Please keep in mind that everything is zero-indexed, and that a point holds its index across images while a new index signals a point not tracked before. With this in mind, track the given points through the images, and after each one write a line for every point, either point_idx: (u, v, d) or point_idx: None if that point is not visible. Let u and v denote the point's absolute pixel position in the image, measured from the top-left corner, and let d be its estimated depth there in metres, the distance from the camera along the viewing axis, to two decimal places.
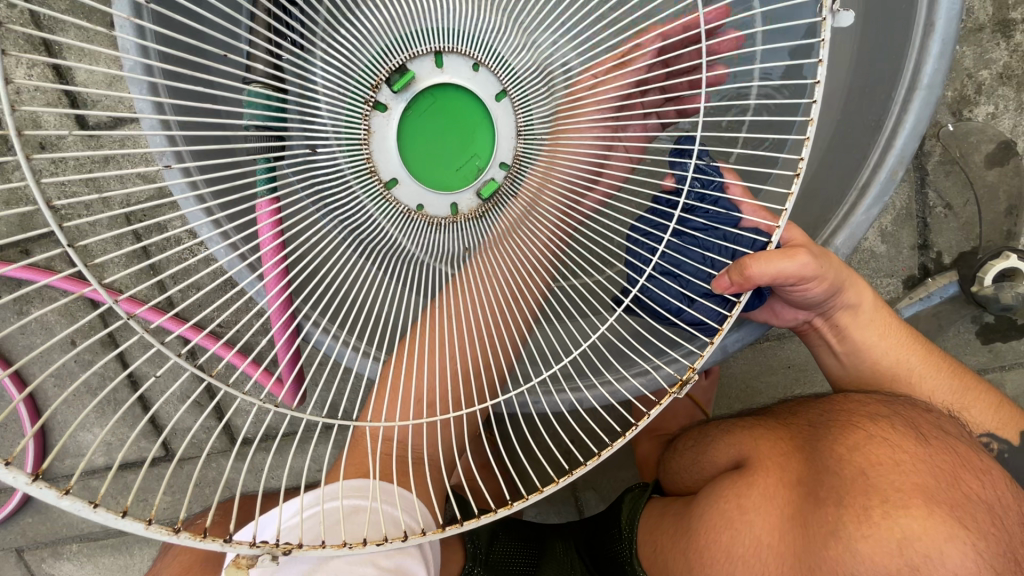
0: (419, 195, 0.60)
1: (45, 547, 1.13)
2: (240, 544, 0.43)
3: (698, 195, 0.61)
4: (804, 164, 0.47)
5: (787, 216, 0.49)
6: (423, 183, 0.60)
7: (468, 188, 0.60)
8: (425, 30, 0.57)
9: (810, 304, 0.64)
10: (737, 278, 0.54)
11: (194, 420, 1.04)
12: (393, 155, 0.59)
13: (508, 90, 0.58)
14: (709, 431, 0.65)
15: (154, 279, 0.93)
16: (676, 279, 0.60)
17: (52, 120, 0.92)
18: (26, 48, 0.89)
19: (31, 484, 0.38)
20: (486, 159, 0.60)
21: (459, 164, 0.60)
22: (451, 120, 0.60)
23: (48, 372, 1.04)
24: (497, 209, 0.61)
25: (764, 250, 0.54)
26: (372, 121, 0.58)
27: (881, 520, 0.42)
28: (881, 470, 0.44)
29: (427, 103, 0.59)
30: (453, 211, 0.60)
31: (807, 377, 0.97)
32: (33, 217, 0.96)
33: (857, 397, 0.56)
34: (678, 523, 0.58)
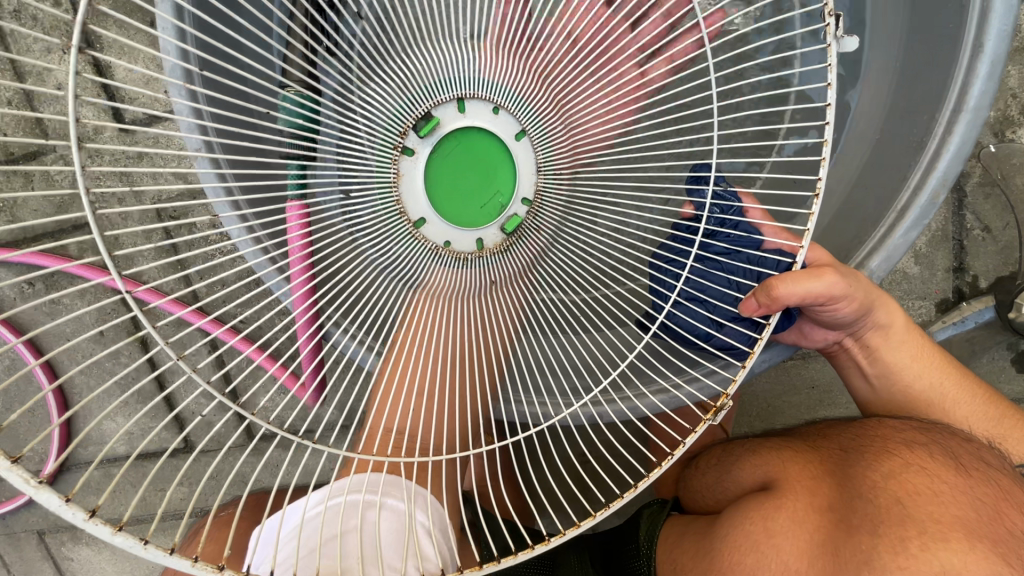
0: (444, 232, 0.57)
1: (65, 531, 1.16)
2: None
3: (717, 221, 0.60)
4: (822, 184, 0.45)
5: (808, 236, 0.47)
6: (449, 219, 0.57)
7: (492, 224, 0.57)
8: (445, 79, 0.55)
9: (840, 324, 0.62)
10: (765, 299, 0.53)
11: (211, 414, 1.06)
12: (419, 195, 0.57)
13: (528, 130, 0.55)
14: (733, 451, 0.65)
15: (180, 274, 0.95)
16: (702, 304, 0.59)
17: (91, 115, 0.94)
18: (68, 45, 0.90)
19: (36, 489, 0.38)
20: (509, 195, 0.57)
21: (484, 200, 0.57)
22: (474, 163, 0.58)
23: (75, 360, 1.07)
24: (521, 243, 0.57)
25: (793, 272, 0.52)
26: (401, 165, 0.56)
27: (920, 553, 0.40)
28: (917, 500, 0.43)
29: (450, 146, 0.57)
30: (479, 246, 0.57)
31: (831, 399, 0.95)
32: (70, 209, 0.99)
33: (886, 422, 0.55)
34: (701, 542, 0.57)
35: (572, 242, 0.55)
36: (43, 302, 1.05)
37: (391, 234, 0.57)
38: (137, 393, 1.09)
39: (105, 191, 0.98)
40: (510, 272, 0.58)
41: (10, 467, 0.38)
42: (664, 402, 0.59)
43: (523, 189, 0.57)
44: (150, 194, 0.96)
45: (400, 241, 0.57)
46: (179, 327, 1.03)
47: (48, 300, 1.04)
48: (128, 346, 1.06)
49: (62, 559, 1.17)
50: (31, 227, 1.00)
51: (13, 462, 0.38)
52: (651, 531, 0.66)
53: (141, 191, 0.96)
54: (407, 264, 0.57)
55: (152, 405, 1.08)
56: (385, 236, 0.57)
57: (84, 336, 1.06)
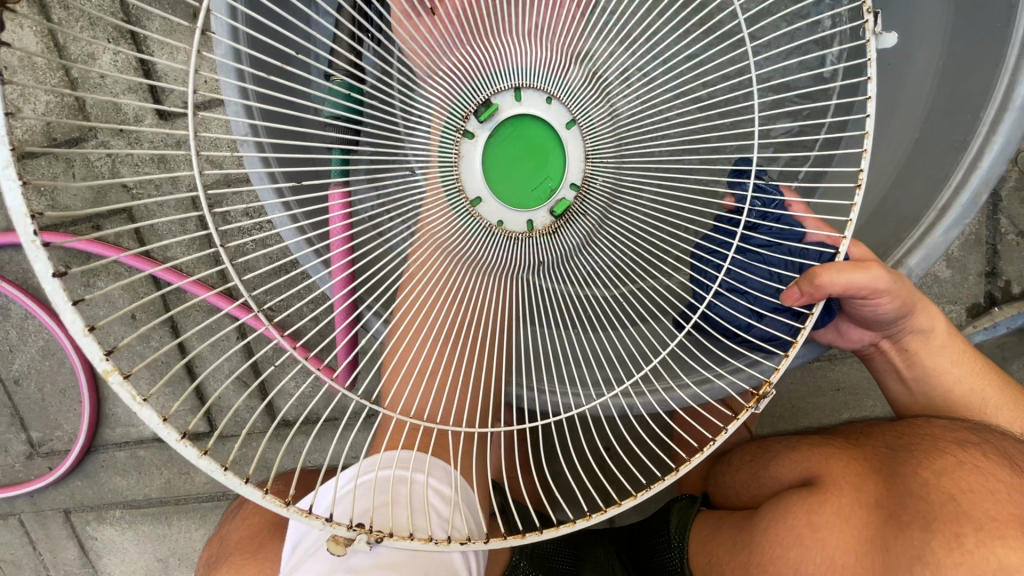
0: (500, 211, 0.58)
1: (91, 511, 1.18)
2: (338, 525, 0.45)
3: (759, 213, 0.61)
4: (864, 176, 0.45)
5: (850, 229, 0.46)
6: (505, 201, 0.58)
7: (541, 207, 0.57)
8: (497, 70, 0.55)
9: (879, 322, 0.62)
10: (807, 288, 0.52)
11: (237, 399, 1.07)
12: (477, 177, 0.57)
13: (579, 118, 0.56)
14: (769, 449, 0.69)
15: (214, 261, 1.00)
16: (743, 295, 0.60)
17: (132, 103, 0.97)
18: (114, 35, 0.94)
19: (137, 403, 0.40)
20: (559, 180, 0.58)
21: (534, 184, 0.58)
22: (528, 151, 0.58)
23: (107, 343, 1.10)
24: (568, 227, 0.58)
25: (835, 265, 0.52)
26: (461, 147, 0.57)
27: (976, 549, 0.43)
28: (972, 498, 0.45)
29: (506, 132, 0.57)
30: (530, 227, 0.58)
31: (856, 401, 0.95)
32: (107, 195, 1.01)
33: (933, 420, 0.58)
34: (738, 534, 0.60)
35: (618, 233, 0.55)
36: (79, 285, 1.07)
37: (445, 216, 0.57)
38: (165, 377, 1.10)
39: (144, 176, 1.00)
40: (555, 258, 0.58)
41: (121, 381, 0.39)
42: (706, 391, 0.60)
43: (573, 174, 0.57)
44: (186, 181, 0.99)
45: (455, 223, 0.57)
46: (210, 312, 1.06)
47: (82, 283, 1.06)
48: (158, 331, 1.08)
49: (87, 537, 1.19)
50: (70, 211, 1.03)
51: (125, 376, 0.39)
52: (682, 524, 0.69)
53: (178, 178, 1.00)
54: (460, 246, 0.57)
55: (180, 389, 1.10)
56: (439, 217, 0.57)
57: (116, 320, 1.09)
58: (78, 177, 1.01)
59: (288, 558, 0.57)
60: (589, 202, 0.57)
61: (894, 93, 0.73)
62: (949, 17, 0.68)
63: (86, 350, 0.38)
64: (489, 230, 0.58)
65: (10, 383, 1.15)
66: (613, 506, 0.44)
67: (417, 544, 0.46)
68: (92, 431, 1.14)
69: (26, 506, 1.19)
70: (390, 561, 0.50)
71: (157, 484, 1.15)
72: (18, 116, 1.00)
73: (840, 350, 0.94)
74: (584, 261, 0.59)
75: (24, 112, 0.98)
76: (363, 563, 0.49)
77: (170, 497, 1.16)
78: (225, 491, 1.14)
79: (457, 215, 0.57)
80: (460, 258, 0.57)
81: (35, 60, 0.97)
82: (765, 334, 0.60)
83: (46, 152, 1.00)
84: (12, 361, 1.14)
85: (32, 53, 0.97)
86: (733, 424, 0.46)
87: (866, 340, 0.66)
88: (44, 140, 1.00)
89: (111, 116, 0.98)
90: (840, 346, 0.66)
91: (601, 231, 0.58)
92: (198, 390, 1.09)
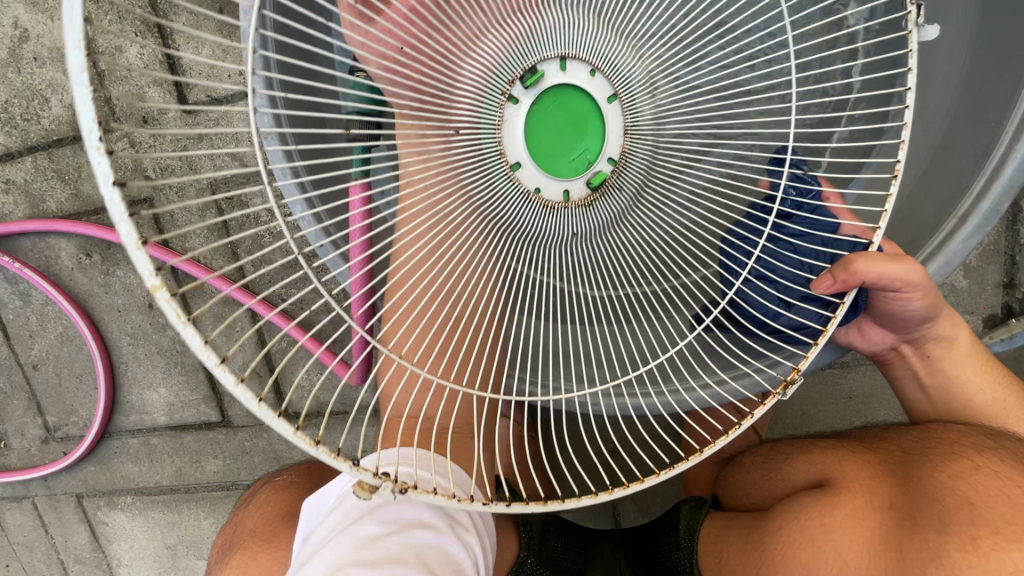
0: (537, 179, 0.55)
1: (103, 496, 1.19)
2: (364, 470, 0.45)
3: (794, 203, 0.61)
4: (901, 165, 0.46)
5: (888, 218, 0.47)
6: (545, 170, 0.55)
7: (579, 178, 0.56)
8: (543, 35, 0.53)
9: (903, 323, 0.62)
10: (841, 275, 0.53)
11: (251, 390, 1.10)
12: (518, 139, 0.55)
13: (621, 93, 0.54)
14: (783, 451, 0.69)
15: (230, 252, 1.03)
16: (773, 284, 0.61)
17: (157, 95, 0.99)
18: (141, 29, 0.96)
19: (180, 320, 0.40)
20: (597, 152, 0.56)
21: (573, 157, 0.56)
22: (569, 122, 0.56)
23: (125, 331, 1.12)
24: (603, 200, 0.56)
25: (868, 254, 0.53)
26: (504, 112, 0.54)
27: (992, 552, 0.44)
28: (988, 501, 0.47)
29: (549, 102, 0.55)
30: (565, 198, 0.56)
31: (868, 410, 0.94)
32: (129, 185, 1.03)
33: (948, 426, 0.58)
34: (750, 535, 0.61)
35: (653, 209, 0.55)
36: (98, 273, 1.09)
37: (485, 182, 0.54)
38: (181, 367, 1.12)
39: (165, 167, 1.02)
40: (590, 230, 0.57)
41: (167, 297, 0.40)
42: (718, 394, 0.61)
43: (612, 148, 0.56)
44: (207, 173, 1.01)
45: (495, 189, 0.55)
46: (225, 304, 1.07)
47: (102, 271, 1.08)
48: None
49: (98, 522, 1.20)
50: (93, 200, 1.05)
51: (171, 293, 0.40)
52: (692, 524, 0.69)
53: (199, 170, 1.02)
54: (498, 212, 0.55)
55: (195, 378, 1.12)
56: (478, 182, 0.54)
57: (135, 309, 1.11)
58: None
59: (297, 551, 0.57)
60: (628, 172, 0.56)
61: (922, 92, 0.70)
62: (974, 17, 0.65)
63: (137, 264, 0.40)
64: (525, 195, 0.55)
65: (28, 368, 1.17)
66: (643, 481, 0.46)
67: (440, 500, 0.47)
68: (107, 418, 1.16)
69: (39, 490, 1.21)
70: (400, 556, 0.50)
71: (168, 472, 1.17)
72: (45, 106, 1.02)
73: (853, 357, 0.93)
74: (618, 233, 0.58)
75: (52, 103, 1.00)
76: (373, 556, 0.49)
77: (181, 485, 1.17)
78: (235, 481, 1.15)
79: (497, 179, 0.55)
80: (498, 223, 0.56)
81: (64, 52, 0.99)
82: (795, 324, 0.60)
83: (72, 141, 1.02)
84: (30, 346, 1.16)
85: (61, 45, 0.99)
86: (759, 408, 0.48)
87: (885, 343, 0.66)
88: (70, 131, 1.02)
89: (136, 109, 1.00)
90: (860, 347, 0.67)
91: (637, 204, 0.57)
92: (213, 379, 1.11)
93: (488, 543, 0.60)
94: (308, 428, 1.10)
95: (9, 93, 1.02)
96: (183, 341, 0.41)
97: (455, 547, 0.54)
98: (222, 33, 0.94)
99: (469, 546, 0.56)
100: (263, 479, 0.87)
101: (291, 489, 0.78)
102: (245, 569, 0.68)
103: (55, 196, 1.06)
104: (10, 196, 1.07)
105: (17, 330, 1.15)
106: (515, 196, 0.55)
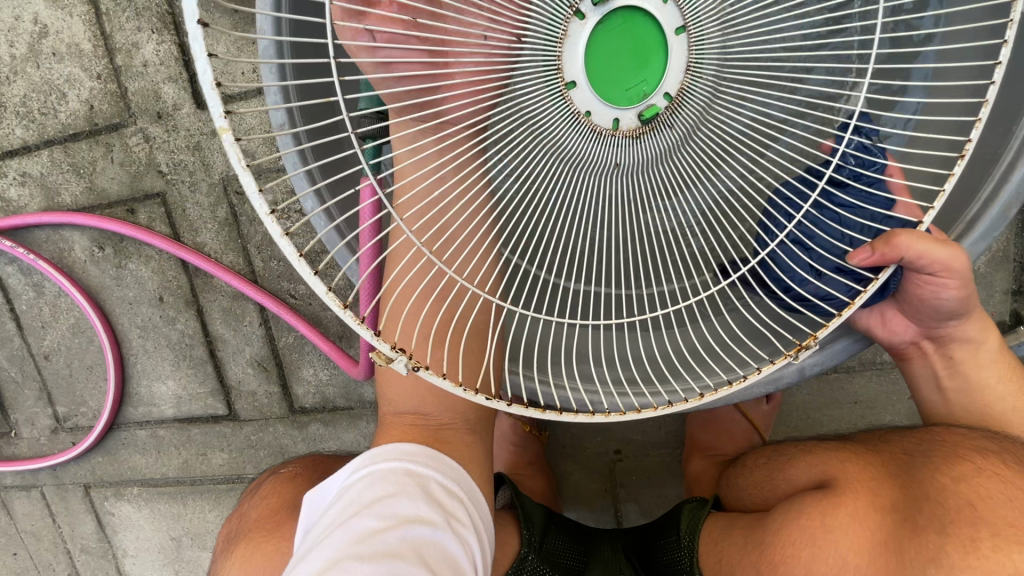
0: (589, 102, 0.48)
1: (110, 486, 1.21)
2: (383, 341, 0.48)
3: (852, 174, 0.59)
4: (974, 145, 0.46)
5: (944, 199, 0.48)
6: (597, 93, 0.48)
7: (630, 109, 0.49)
8: None
9: (933, 313, 0.63)
10: (880, 248, 0.53)
11: (258, 384, 1.12)
12: (576, 60, 0.48)
13: (691, 25, 0.47)
14: (784, 453, 0.69)
15: (241, 247, 1.05)
16: (808, 251, 0.59)
17: (172, 92, 1.00)
18: (158, 26, 0.98)
19: (268, 216, 0.47)
20: (655, 85, 0.48)
21: (629, 83, 0.49)
22: (632, 51, 0.49)
23: (135, 323, 1.13)
24: (653, 136, 0.49)
25: (913, 231, 0.53)
26: (568, 27, 0.47)
27: (993, 554, 0.44)
28: (990, 504, 0.47)
29: (616, 23, 0.48)
30: (614, 125, 0.49)
31: (873, 415, 0.94)
32: (142, 179, 1.05)
33: (953, 430, 0.59)
34: (750, 535, 0.61)
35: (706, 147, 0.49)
36: (110, 265, 1.11)
37: (537, 98, 0.48)
38: (188, 360, 1.14)
39: (178, 162, 1.03)
40: (636, 166, 0.51)
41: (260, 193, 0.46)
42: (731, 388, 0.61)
43: (671, 83, 0.48)
44: (218, 168, 1.02)
45: (549, 107, 0.48)
46: (234, 298, 1.08)
47: (114, 263, 1.10)
48: (183, 313, 1.11)
49: (104, 513, 1.21)
50: (107, 194, 1.06)
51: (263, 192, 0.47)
52: (692, 524, 0.69)
53: (210, 165, 1.03)
54: (546, 130, 0.49)
55: (202, 371, 1.13)
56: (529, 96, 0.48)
57: (144, 301, 1.12)
58: (113, 161, 1.05)
59: (298, 545, 0.58)
60: (688, 103, 0.49)
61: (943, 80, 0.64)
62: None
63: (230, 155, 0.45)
64: (574, 116, 0.49)
65: (40, 358, 1.19)
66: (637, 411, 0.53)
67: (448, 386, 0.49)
68: (116, 408, 1.18)
69: (48, 479, 1.23)
70: (396, 551, 0.50)
71: (174, 464, 1.18)
72: (62, 100, 1.04)
73: (859, 362, 0.93)
74: (665, 169, 0.52)
75: (69, 97, 1.02)
76: (370, 550, 0.49)
77: (187, 477, 1.18)
78: (241, 474, 1.16)
79: (551, 96, 0.48)
80: (542, 142, 0.49)
81: (82, 48, 1.01)
82: (820, 293, 0.59)
83: (88, 136, 1.04)
84: (43, 337, 1.18)
85: (79, 41, 1.01)
86: (769, 367, 0.53)
87: (906, 336, 0.68)
88: (86, 125, 1.04)
89: (150, 104, 1.02)
90: (881, 335, 0.67)
91: (692, 142, 0.51)
92: (220, 373, 1.13)
93: (487, 544, 0.60)
94: (313, 423, 1.11)
95: (28, 87, 1.04)
96: (242, 185, 0.46)
97: (454, 544, 0.54)
98: (236, 31, 0.96)
99: (468, 545, 0.56)
100: (268, 471, 0.88)
101: (297, 481, 0.79)
102: (249, 560, 0.69)
103: (69, 189, 1.08)
104: (27, 188, 1.09)
105: (29, 320, 1.17)
106: (565, 116, 0.49)
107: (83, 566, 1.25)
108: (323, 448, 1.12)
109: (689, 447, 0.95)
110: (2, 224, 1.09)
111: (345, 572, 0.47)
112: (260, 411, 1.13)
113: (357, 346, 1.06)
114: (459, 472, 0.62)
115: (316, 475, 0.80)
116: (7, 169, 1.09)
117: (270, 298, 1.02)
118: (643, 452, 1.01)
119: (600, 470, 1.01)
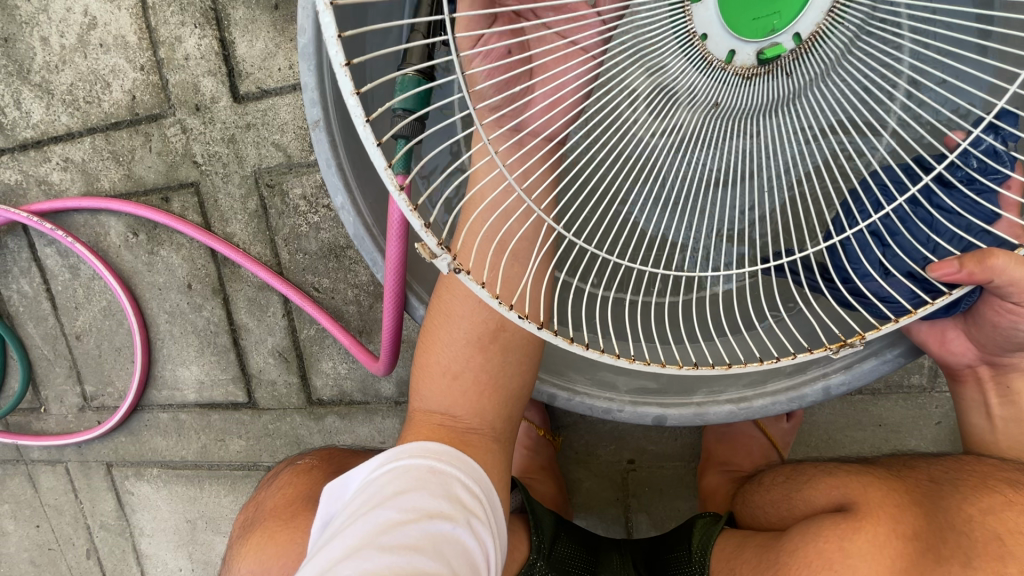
0: (728, 42, 0.44)
1: (131, 467, 1.24)
2: (431, 234, 0.43)
3: (966, 176, 0.55)
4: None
5: None
6: (728, 18, 0.44)
7: (754, 42, 0.44)
8: None
9: (991, 337, 0.62)
10: (970, 265, 0.51)
11: (277, 374, 1.14)
12: None
13: None
14: (805, 474, 0.68)
15: (269, 238, 1.07)
16: (885, 246, 0.57)
17: (210, 85, 1.03)
18: (201, 21, 1.01)
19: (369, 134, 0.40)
20: (789, 17, 0.44)
21: (757, 12, 0.44)
22: None
23: (164, 308, 1.17)
24: (766, 79, 0.45)
25: (1010, 254, 0.51)
26: None
27: None
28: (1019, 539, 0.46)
29: None
30: (728, 58, 0.45)
31: (899, 441, 0.92)
32: (178, 170, 1.08)
33: (983, 459, 0.58)
34: (764, 556, 0.60)
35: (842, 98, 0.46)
36: (143, 251, 1.14)
37: (664, 44, 0.44)
38: (212, 348, 1.16)
39: (213, 154, 1.06)
40: (736, 115, 0.47)
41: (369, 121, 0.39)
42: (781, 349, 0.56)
43: (808, 22, 0.44)
44: (251, 162, 1.05)
45: (672, 53, 0.44)
46: (259, 289, 1.11)
47: (147, 249, 1.13)
48: (210, 301, 1.14)
49: (125, 492, 1.24)
50: (144, 181, 1.10)
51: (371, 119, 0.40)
52: (706, 539, 0.69)
53: (243, 157, 1.05)
54: (665, 73, 0.45)
55: (224, 359, 1.16)
56: (663, 48, 0.44)
57: (174, 288, 1.15)
58: (151, 151, 1.08)
59: (318, 535, 0.59)
60: (821, 49, 0.45)
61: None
62: None
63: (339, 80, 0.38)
64: (689, 37, 0.44)
65: (72, 338, 1.23)
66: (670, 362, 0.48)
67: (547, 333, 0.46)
68: (140, 391, 1.21)
69: (73, 455, 1.27)
70: (418, 544, 0.50)
71: (192, 448, 1.21)
72: (107, 89, 1.07)
73: (886, 386, 0.91)
74: (790, 121, 0.49)
75: (113, 88, 1.06)
76: (393, 541, 0.49)
77: (204, 462, 1.20)
78: (257, 461, 1.18)
79: (677, 39, 0.44)
80: (665, 90, 0.46)
81: (128, 40, 1.04)
82: (880, 293, 0.57)
83: (129, 125, 1.08)
84: (76, 317, 1.22)
85: (125, 33, 1.04)
86: (806, 353, 0.49)
87: (965, 359, 0.66)
88: (128, 115, 1.07)
89: (189, 97, 1.05)
90: (938, 353, 0.66)
91: (802, 99, 0.47)
92: (241, 360, 1.15)
93: (501, 548, 0.59)
94: (329, 416, 1.13)
95: (75, 76, 1.08)
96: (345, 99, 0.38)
97: (473, 542, 0.54)
98: (275, 29, 0.98)
99: (485, 544, 0.55)
100: (284, 460, 0.90)
101: (314, 473, 0.80)
102: (262, 549, 0.71)
103: (108, 175, 1.11)
104: (69, 173, 1.13)
105: (64, 301, 1.21)
106: (692, 60, 0.45)
107: (101, 543, 1.28)
108: (338, 441, 1.13)
109: (705, 461, 0.94)
110: (43, 206, 1.12)
111: (368, 560, 0.47)
112: (280, 401, 1.15)
113: (376, 341, 1.08)
114: (478, 474, 0.62)
115: (334, 469, 0.81)
116: (51, 155, 1.13)
117: (295, 290, 1.03)
118: (658, 464, 1.00)
119: (613, 478, 1.01)
